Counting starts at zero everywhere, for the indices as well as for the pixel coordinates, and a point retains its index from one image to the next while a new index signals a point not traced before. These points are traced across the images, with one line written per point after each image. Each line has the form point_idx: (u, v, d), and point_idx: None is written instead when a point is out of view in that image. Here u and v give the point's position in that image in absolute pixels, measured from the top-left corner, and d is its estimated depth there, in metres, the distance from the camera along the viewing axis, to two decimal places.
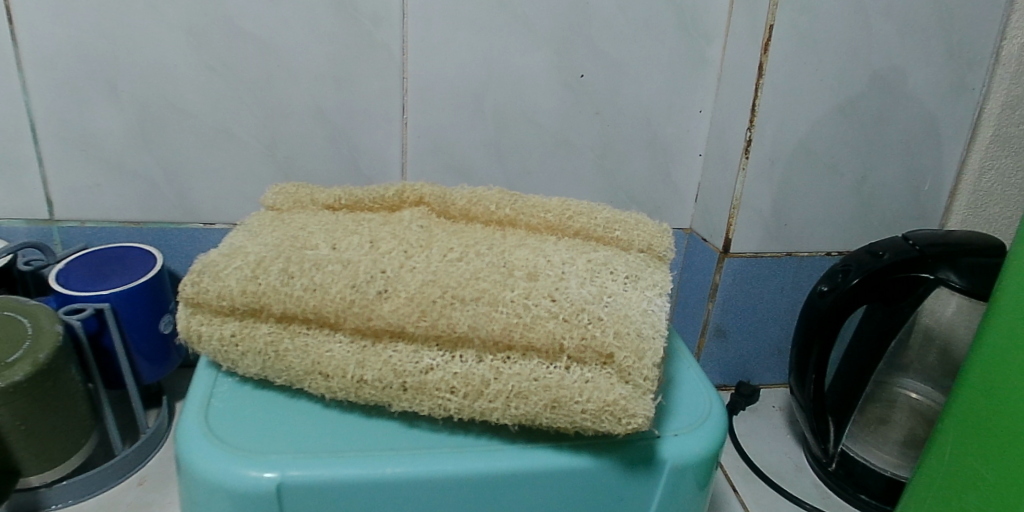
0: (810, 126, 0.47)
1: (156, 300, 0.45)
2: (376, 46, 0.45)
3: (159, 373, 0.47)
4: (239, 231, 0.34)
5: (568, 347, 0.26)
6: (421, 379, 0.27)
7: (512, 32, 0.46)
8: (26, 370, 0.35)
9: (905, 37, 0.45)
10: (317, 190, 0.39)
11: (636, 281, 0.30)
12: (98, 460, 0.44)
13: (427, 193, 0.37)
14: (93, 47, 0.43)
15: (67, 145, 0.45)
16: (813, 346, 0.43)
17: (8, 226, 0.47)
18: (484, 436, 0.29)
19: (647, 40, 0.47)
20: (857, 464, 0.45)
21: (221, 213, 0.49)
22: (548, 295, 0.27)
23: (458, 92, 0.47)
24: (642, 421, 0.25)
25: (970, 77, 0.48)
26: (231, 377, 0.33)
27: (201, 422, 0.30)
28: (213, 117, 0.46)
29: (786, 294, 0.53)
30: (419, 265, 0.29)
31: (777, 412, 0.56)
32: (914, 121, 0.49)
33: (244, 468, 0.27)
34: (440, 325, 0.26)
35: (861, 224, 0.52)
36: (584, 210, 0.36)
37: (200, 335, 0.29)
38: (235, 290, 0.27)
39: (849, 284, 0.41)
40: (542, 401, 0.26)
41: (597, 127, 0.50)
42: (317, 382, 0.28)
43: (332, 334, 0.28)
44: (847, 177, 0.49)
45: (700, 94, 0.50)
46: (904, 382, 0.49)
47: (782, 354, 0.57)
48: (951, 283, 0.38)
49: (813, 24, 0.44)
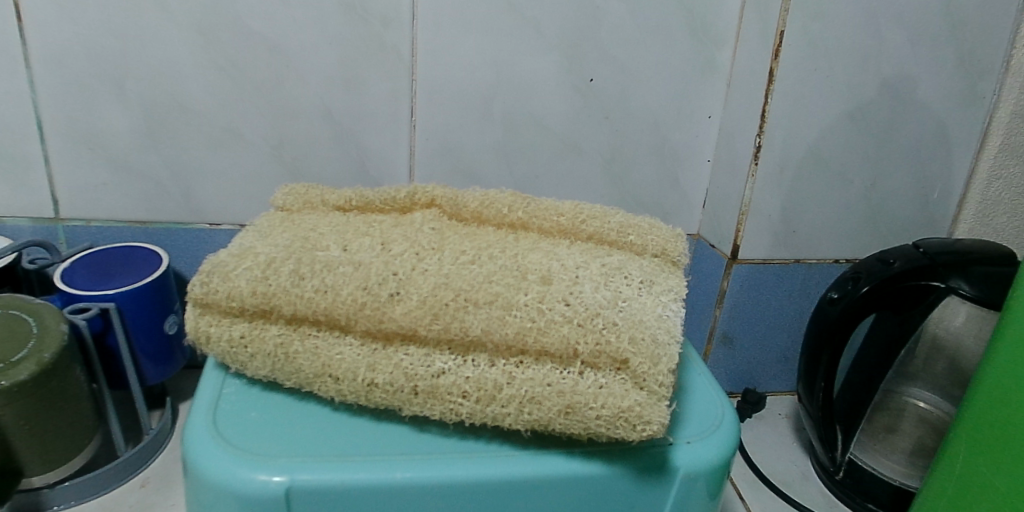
0: (821, 133, 0.47)
1: (162, 301, 0.44)
2: (386, 48, 0.45)
3: (163, 374, 0.46)
4: (248, 230, 0.33)
5: (582, 352, 0.26)
6: (433, 383, 0.26)
7: (522, 36, 0.46)
8: (31, 369, 0.34)
9: (916, 44, 0.45)
10: (327, 191, 0.38)
11: (650, 286, 0.30)
12: (100, 462, 0.44)
13: (439, 195, 0.37)
14: (101, 45, 0.43)
15: (74, 143, 0.45)
16: (823, 353, 0.42)
17: (13, 224, 0.47)
18: (496, 441, 0.29)
19: (657, 45, 0.47)
20: (864, 474, 0.45)
21: (227, 214, 0.48)
22: (562, 299, 0.27)
23: (467, 95, 0.47)
24: (658, 428, 0.25)
25: (981, 85, 0.48)
26: (238, 379, 0.32)
27: (209, 425, 0.29)
28: (221, 117, 0.45)
29: (794, 301, 0.53)
30: (432, 268, 0.29)
31: (783, 420, 0.56)
32: (924, 129, 0.48)
33: (253, 471, 0.27)
34: (452, 329, 0.26)
35: (870, 232, 0.51)
36: (597, 214, 0.36)
37: (209, 336, 0.28)
38: (245, 291, 0.27)
39: (860, 291, 0.40)
40: (556, 406, 0.25)
41: (606, 131, 0.49)
42: (327, 385, 0.28)
43: (342, 337, 0.28)
44: (857, 184, 0.49)
45: (709, 100, 0.50)
46: (911, 391, 0.48)
47: (789, 361, 0.56)
48: (961, 291, 0.38)
49: (824, 31, 0.43)
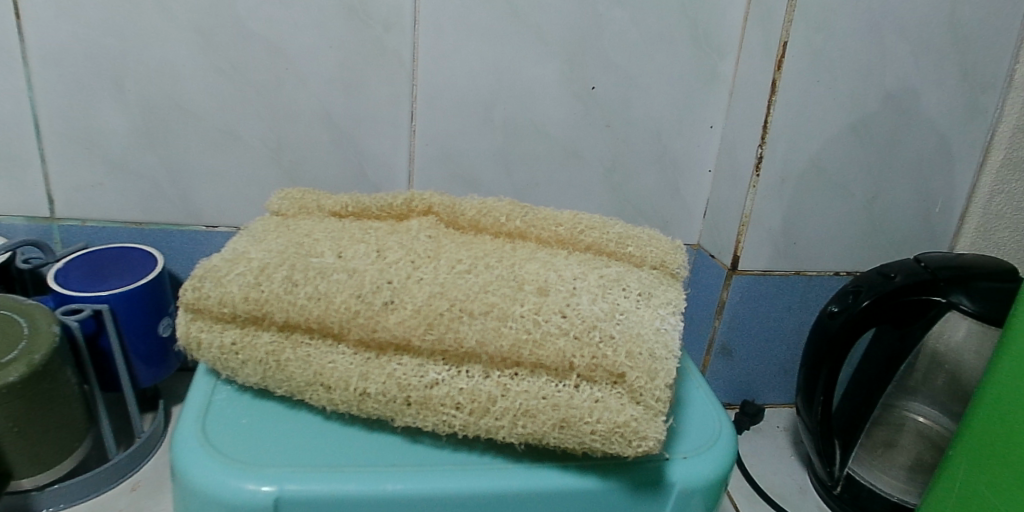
0: (822, 145, 0.46)
1: (155, 303, 0.44)
2: (387, 52, 0.45)
3: (156, 377, 0.46)
4: (242, 235, 0.33)
5: (578, 365, 0.25)
6: (426, 393, 0.26)
7: (524, 42, 0.46)
8: (21, 370, 0.34)
9: (919, 57, 0.45)
10: (323, 196, 0.38)
11: (648, 299, 0.29)
12: (91, 464, 0.43)
13: (436, 202, 0.37)
14: (100, 44, 0.42)
15: (71, 142, 0.45)
16: (822, 367, 0.42)
17: (8, 223, 0.46)
18: (489, 453, 0.29)
19: (659, 54, 0.47)
20: (864, 489, 0.44)
21: (224, 216, 0.48)
22: (559, 311, 0.27)
23: (467, 101, 0.47)
24: (654, 445, 0.24)
25: (983, 99, 0.47)
26: (229, 385, 0.32)
27: (198, 431, 0.29)
28: (220, 119, 0.45)
29: (793, 313, 0.53)
30: (427, 276, 0.28)
31: (781, 433, 0.55)
32: (926, 143, 0.48)
33: (242, 480, 0.26)
34: (447, 339, 0.26)
35: (870, 245, 0.51)
36: (596, 224, 0.35)
37: (200, 342, 0.28)
38: (237, 297, 0.27)
39: (860, 305, 0.40)
40: (550, 420, 0.25)
41: (606, 139, 0.49)
42: (319, 394, 0.27)
43: (335, 345, 0.27)
44: (858, 197, 0.49)
45: (711, 109, 0.49)
46: (910, 406, 0.47)
47: (788, 374, 0.56)
48: (963, 307, 0.38)
49: (827, 42, 0.43)
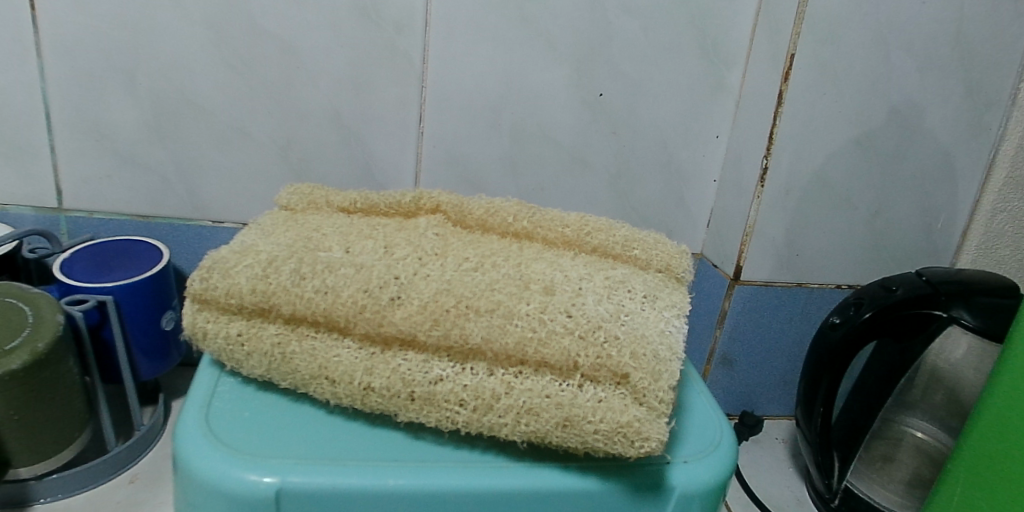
0: (826, 158, 0.47)
1: (159, 296, 0.44)
2: (398, 54, 0.45)
3: (158, 370, 0.46)
4: (250, 228, 0.33)
5: (581, 365, 0.25)
6: (430, 389, 0.26)
7: (534, 48, 0.46)
8: (25, 358, 0.34)
9: (925, 74, 0.45)
10: (332, 192, 0.38)
11: (654, 301, 0.30)
12: (90, 456, 0.43)
13: (444, 201, 0.37)
14: (114, 38, 0.43)
15: (81, 134, 0.45)
16: (823, 377, 0.42)
17: (15, 212, 0.47)
18: (491, 451, 0.29)
19: (669, 64, 0.47)
20: (861, 502, 0.44)
21: (231, 213, 0.48)
22: (564, 311, 0.27)
23: (476, 106, 0.47)
24: (656, 446, 0.24)
25: (987, 117, 0.48)
26: (233, 377, 0.32)
27: (201, 421, 0.29)
28: (229, 116, 0.46)
29: (795, 324, 0.53)
30: (434, 273, 0.28)
31: (779, 444, 0.55)
32: (930, 158, 0.48)
33: (245, 471, 0.26)
34: (452, 335, 0.26)
35: (872, 258, 0.51)
36: (602, 227, 0.35)
37: (206, 333, 0.28)
38: (244, 289, 0.27)
39: (862, 317, 0.40)
40: (554, 419, 0.25)
41: (613, 146, 0.49)
42: (323, 388, 0.28)
43: (341, 340, 0.28)
44: (861, 210, 0.49)
45: (718, 119, 0.50)
46: (909, 421, 0.47)
47: (788, 385, 0.56)
48: (963, 322, 0.38)
49: (835, 56, 0.43)
